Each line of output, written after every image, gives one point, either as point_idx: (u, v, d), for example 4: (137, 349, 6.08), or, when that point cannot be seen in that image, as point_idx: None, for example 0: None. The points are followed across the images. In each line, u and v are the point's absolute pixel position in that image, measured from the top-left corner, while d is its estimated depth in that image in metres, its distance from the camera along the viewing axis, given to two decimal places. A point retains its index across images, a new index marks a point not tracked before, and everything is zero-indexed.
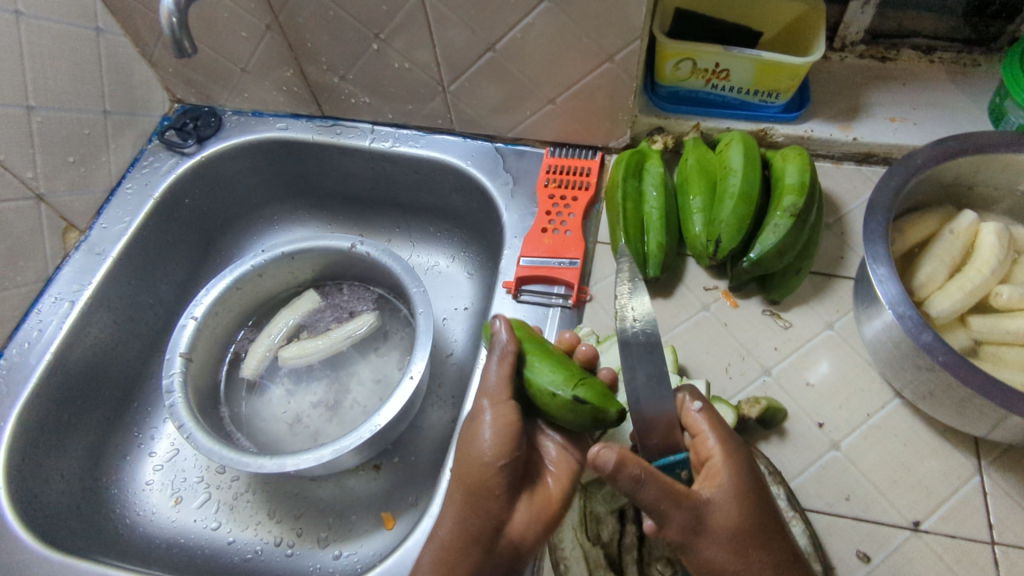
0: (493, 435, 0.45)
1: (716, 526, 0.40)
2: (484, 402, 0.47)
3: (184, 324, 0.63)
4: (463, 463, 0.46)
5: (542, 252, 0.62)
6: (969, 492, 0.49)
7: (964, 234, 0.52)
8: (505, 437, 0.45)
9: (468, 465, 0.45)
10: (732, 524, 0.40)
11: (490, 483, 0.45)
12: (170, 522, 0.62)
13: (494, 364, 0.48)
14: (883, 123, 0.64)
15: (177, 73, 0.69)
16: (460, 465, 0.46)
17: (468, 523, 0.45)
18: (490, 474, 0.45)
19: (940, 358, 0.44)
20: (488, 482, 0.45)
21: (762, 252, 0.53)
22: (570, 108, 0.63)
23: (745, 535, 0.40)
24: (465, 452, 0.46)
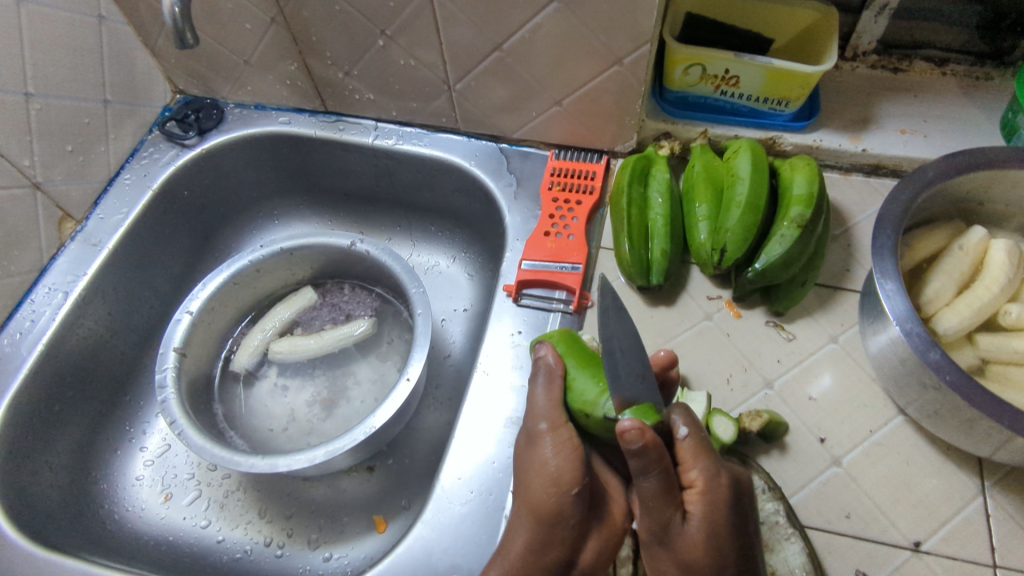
0: (559, 461, 0.44)
1: (688, 547, 0.41)
2: (544, 427, 0.45)
3: (180, 318, 0.62)
4: (529, 492, 0.44)
5: (544, 255, 0.61)
6: (972, 514, 0.48)
7: (973, 251, 0.51)
8: (570, 463, 0.43)
9: (537, 494, 0.43)
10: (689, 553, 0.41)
11: (565, 513, 0.43)
12: (159, 518, 0.61)
13: (542, 387, 0.47)
14: (894, 135, 0.63)
15: (179, 63, 0.68)
16: (527, 495, 0.44)
17: (541, 556, 0.43)
18: (562, 502, 0.43)
19: (947, 377, 0.43)
20: (563, 512, 0.43)
21: (768, 263, 0.53)
22: (576, 111, 0.62)
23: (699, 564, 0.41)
24: (531, 480, 0.44)
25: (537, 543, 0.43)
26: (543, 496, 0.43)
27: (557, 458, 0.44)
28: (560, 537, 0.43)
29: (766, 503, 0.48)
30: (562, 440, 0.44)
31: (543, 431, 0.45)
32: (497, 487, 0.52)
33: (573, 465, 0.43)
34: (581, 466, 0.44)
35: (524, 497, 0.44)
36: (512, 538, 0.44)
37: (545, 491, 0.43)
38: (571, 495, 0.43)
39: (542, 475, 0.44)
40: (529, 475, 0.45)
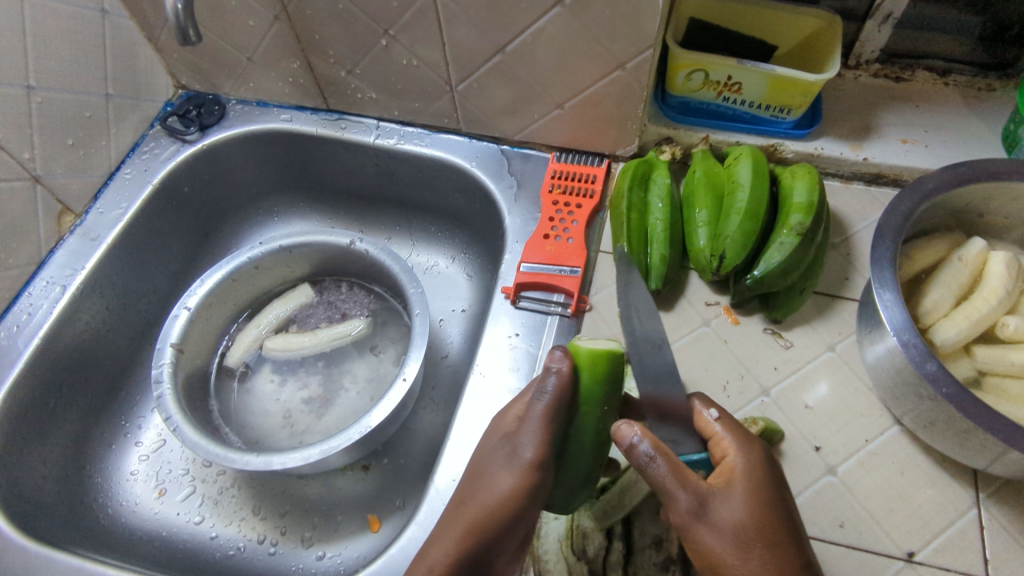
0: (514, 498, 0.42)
1: (760, 497, 0.41)
2: (528, 459, 0.43)
3: (177, 314, 0.62)
4: (480, 509, 0.43)
5: (543, 258, 0.61)
6: (966, 525, 0.48)
7: (972, 262, 0.51)
8: (523, 507, 0.43)
9: (482, 516, 0.42)
10: (761, 506, 0.40)
11: (504, 540, 0.43)
12: (153, 513, 0.61)
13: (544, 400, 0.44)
14: (895, 144, 0.63)
15: (181, 58, 0.68)
16: (477, 515, 0.42)
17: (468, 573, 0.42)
18: (505, 531, 0.42)
19: (943, 389, 0.43)
20: (501, 539, 0.42)
21: (767, 270, 0.53)
22: (578, 114, 0.62)
23: (767, 534, 0.39)
24: (484, 506, 0.42)
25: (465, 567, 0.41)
26: (491, 519, 0.42)
27: (514, 491, 0.43)
28: (489, 561, 0.42)
29: None
30: (530, 481, 0.43)
31: (524, 469, 0.43)
32: None
33: (524, 509, 0.43)
34: (531, 506, 0.43)
35: (466, 514, 0.43)
36: (433, 550, 0.42)
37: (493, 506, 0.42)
38: (513, 528, 0.43)
39: (495, 502, 0.42)
40: (483, 497, 0.43)
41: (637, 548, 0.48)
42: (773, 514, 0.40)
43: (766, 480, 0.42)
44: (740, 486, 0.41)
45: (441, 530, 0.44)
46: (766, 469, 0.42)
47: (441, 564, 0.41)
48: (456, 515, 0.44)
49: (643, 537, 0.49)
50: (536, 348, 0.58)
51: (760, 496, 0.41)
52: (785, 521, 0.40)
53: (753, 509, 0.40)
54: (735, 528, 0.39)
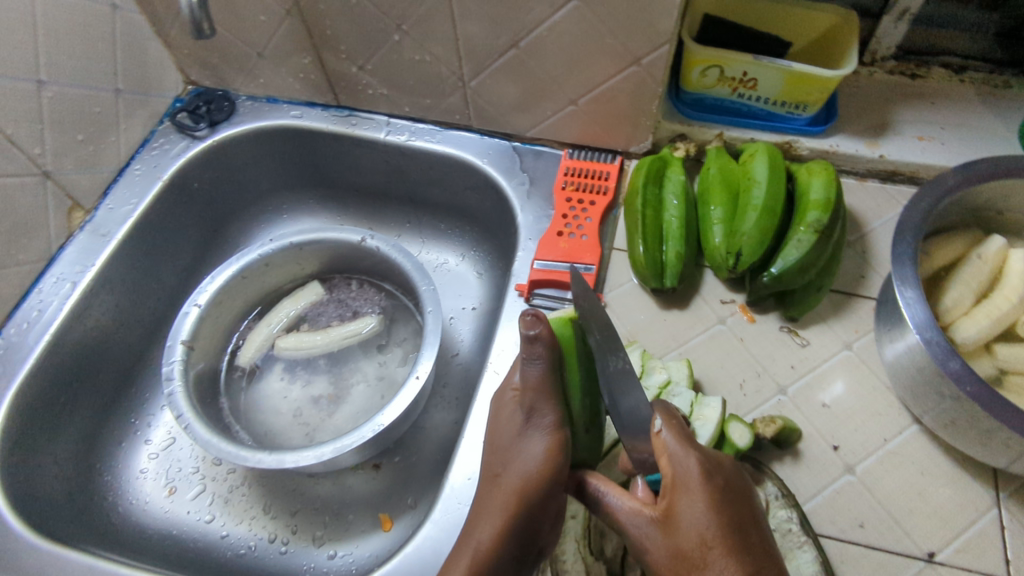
0: (548, 461, 0.44)
1: (686, 520, 0.39)
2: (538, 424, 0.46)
3: (188, 311, 0.61)
4: (518, 482, 0.44)
5: (556, 256, 0.60)
6: (987, 525, 0.48)
7: (992, 260, 0.51)
8: (558, 468, 0.44)
9: (521, 489, 0.43)
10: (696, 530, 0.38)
11: (546, 510, 0.44)
12: (163, 511, 0.61)
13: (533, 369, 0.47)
14: (911, 141, 0.63)
15: (190, 54, 0.68)
16: (518, 491, 0.43)
17: (514, 544, 0.42)
18: (546, 498, 0.44)
19: (968, 387, 0.42)
20: (543, 508, 0.43)
21: (784, 268, 0.52)
22: (592, 111, 0.62)
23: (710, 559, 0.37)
24: (524, 480, 0.43)
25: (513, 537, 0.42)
26: (532, 490, 0.43)
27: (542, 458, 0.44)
28: (534, 531, 0.43)
29: (778, 511, 0.47)
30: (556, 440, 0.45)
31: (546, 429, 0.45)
32: None
33: (559, 468, 0.44)
34: (562, 468, 0.45)
35: (508, 490, 0.44)
36: (479, 529, 0.43)
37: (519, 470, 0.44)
38: (552, 496, 0.44)
39: (531, 473, 0.44)
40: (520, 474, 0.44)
41: None
42: (706, 533, 0.38)
43: (705, 498, 0.39)
44: (679, 511, 0.39)
45: (483, 513, 0.44)
46: (707, 483, 0.39)
47: (488, 540, 0.42)
48: (495, 495, 0.44)
49: None
50: None
51: (686, 518, 0.39)
52: (730, 536, 0.38)
53: (691, 532, 0.38)
54: (675, 555, 0.39)
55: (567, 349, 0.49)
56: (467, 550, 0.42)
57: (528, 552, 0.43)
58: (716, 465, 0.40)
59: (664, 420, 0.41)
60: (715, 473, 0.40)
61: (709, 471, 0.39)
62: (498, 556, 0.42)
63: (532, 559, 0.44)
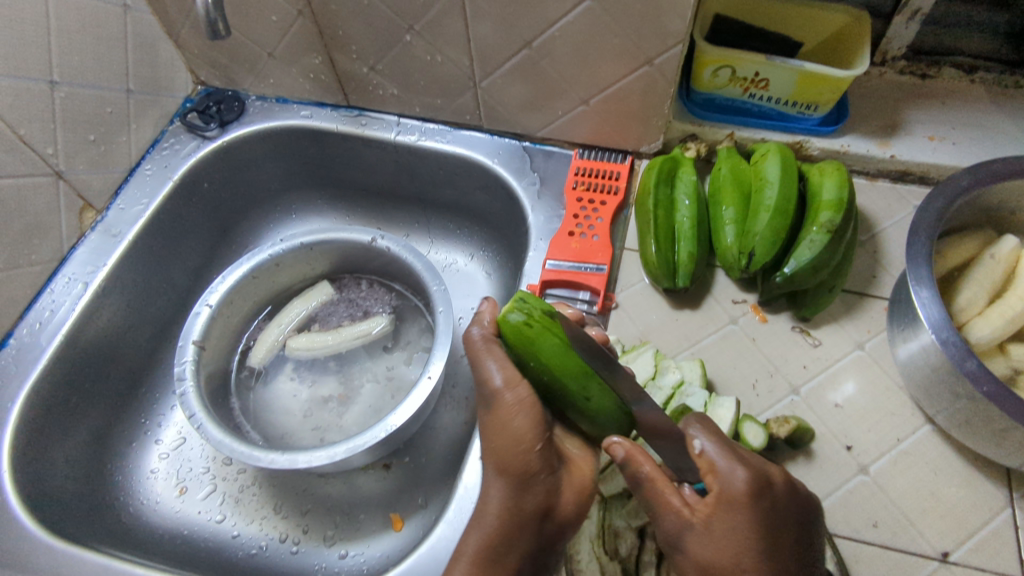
0: (513, 421, 0.42)
1: (728, 536, 0.37)
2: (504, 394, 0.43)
3: (199, 311, 0.61)
4: (497, 453, 0.43)
5: (567, 256, 0.60)
6: (1001, 525, 0.48)
7: (1005, 260, 0.51)
8: (525, 424, 0.42)
9: (501, 457, 0.43)
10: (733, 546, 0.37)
11: (536, 471, 0.42)
12: (174, 511, 0.61)
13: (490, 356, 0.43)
14: (922, 141, 0.63)
15: (201, 54, 0.68)
16: (502, 456, 0.43)
17: (515, 516, 0.42)
18: (530, 459, 0.42)
19: (984, 388, 0.42)
20: (532, 469, 0.42)
21: (797, 268, 0.52)
22: (603, 111, 0.62)
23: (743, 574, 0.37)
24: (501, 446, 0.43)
25: (512, 510, 0.42)
26: (512, 455, 0.42)
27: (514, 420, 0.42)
28: (530, 495, 0.42)
29: None
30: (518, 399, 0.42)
31: (506, 399, 0.42)
32: None
33: (526, 424, 0.42)
34: (532, 422, 0.42)
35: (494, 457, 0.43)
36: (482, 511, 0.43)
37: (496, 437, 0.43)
38: (537, 456, 0.42)
39: (503, 439, 0.42)
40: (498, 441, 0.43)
41: None
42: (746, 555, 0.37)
43: (750, 519, 0.37)
44: (719, 526, 0.38)
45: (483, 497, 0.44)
46: (754, 504, 0.38)
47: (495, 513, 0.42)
48: (490, 471, 0.44)
49: None
50: None
51: (727, 534, 0.37)
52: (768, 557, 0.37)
53: (730, 549, 0.37)
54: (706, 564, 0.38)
55: (528, 342, 0.41)
56: (473, 533, 0.43)
57: (538, 520, 0.42)
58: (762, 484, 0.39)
59: (707, 439, 0.40)
60: (762, 494, 0.38)
61: (757, 492, 0.38)
62: (504, 528, 0.42)
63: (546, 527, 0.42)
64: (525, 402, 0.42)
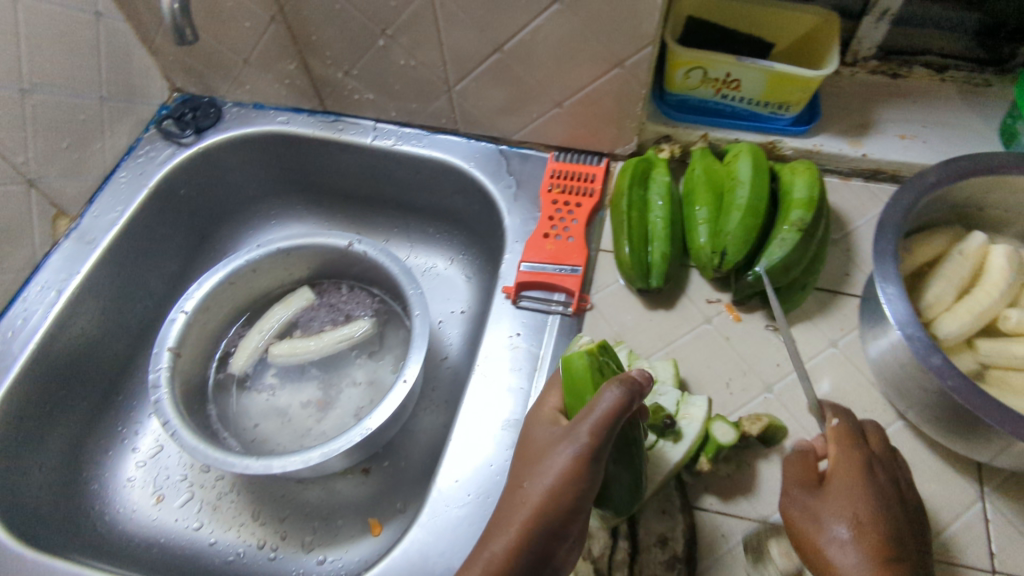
0: (574, 483, 0.39)
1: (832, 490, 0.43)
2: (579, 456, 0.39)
3: (175, 317, 0.61)
4: (539, 498, 0.39)
5: (543, 258, 0.60)
6: (972, 519, 0.48)
7: (973, 256, 0.51)
8: (579, 488, 0.39)
9: (543, 504, 0.39)
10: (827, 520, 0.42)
11: (564, 527, 0.39)
12: (151, 520, 0.60)
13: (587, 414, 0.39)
14: (893, 140, 0.63)
15: (176, 60, 0.67)
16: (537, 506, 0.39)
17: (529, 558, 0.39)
18: (565, 516, 0.39)
19: (948, 381, 0.43)
20: (562, 526, 0.39)
21: (769, 266, 0.53)
22: (577, 113, 0.62)
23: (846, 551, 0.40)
24: (546, 498, 0.39)
25: (524, 553, 0.39)
26: (550, 505, 0.39)
27: (570, 478, 0.39)
28: (544, 556, 0.39)
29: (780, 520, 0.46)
30: (587, 461, 0.39)
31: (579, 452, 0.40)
32: (495, 491, 0.50)
33: (585, 489, 0.39)
34: (585, 498, 0.39)
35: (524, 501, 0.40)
36: (493, 538, 0.40)
37: (544, 483, 0.39)
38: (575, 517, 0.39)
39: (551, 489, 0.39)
40: (544, 492, 0.39)
41: (644, 546, 0.47)
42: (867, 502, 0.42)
43: (858, 487, 0.42)
44: (837, 496, 0.42)
45: (500, 520, 0.40)
46: (862, 477, 0.43)
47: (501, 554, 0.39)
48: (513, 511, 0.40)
49: (649, 535, 0.47)
50: (537, 348, 0.57)
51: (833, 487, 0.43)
52: (898, 538, 0.40)
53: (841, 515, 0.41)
54: (844, 545, 0.40)
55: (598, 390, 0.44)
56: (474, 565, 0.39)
57: (547, 565, 0.40)
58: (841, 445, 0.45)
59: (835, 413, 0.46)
60: (872, 471, 0.43)
61: (868, 467, 0.43)
62: (511, 568, 0.39)
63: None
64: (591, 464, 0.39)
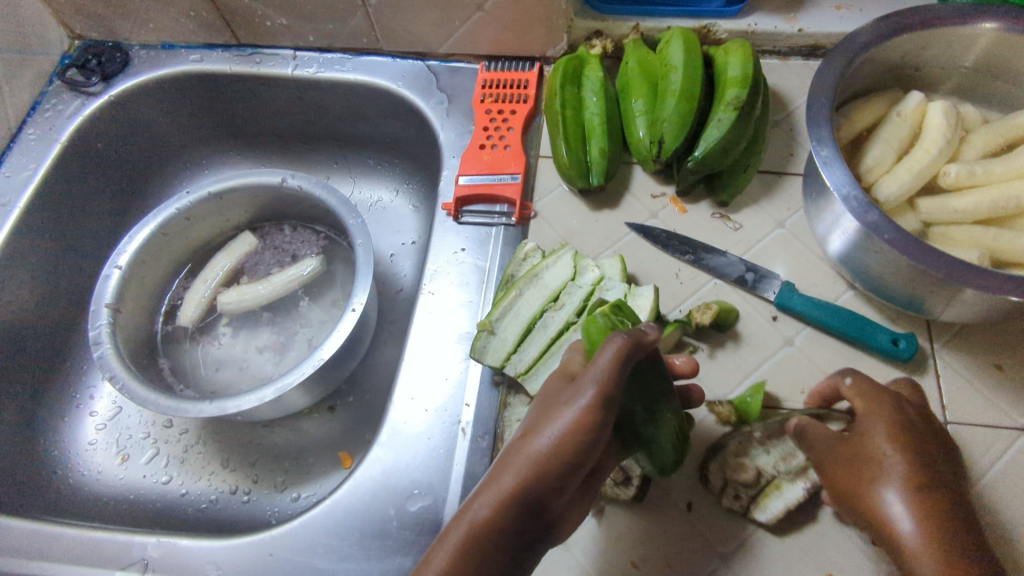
0: (577, 438, 0.35)
1: (869, 436, 0.40)
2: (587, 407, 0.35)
3: (109, 274, 0.59)
4: (539, 450, 0.35)
5: (481, 169, 0.58)
6: (924, 375, 0.49)
7: (911, 116, 0.50)
8: (587, 446, 0.35)
9: (540, 459, 0.35)
10: (869, 458, 0.40)
11: (559, 485, 0.36)
12: (118, 479, 0.60)
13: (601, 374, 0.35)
14: (828, 12, 0.61)
15: (68, 2, 0.63)
16: (537, 459, 0.35)
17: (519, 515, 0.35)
18: (564, 474, 0.35)
19: (885, 236, 0.43)
20: (559, 482, 0.36)
21: (707, 149, 0.51)
22: (500, 16, 0.59)
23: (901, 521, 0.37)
24: (550, 452, 0.35)
25: (517, 508, 0.35)
26: (549, 455, 0.35)
27: (575, 437, 0.35)
28: (537, 513, 0.36)
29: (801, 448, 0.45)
30: (596, 415, 0.35)
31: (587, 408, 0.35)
32: (453, 405, 0.50)
33: (589, 445, 0.35)
34: (591, 455, 0.36)
35: (525, 455, 0.36)
36: (486, 489, 0.36)
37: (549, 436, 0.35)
38: (575, 473, 0.36)
39: (557, 442, 0.35)
40: (549, 446, 0.35)
41: None
42: (914, 447, 0.39)
43: (897, 436, 0.39)
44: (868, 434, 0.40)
45: (496, 470, 0.37)
46: (893, 415, 0.40)
47: (492, 505, 0.35)
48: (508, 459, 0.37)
49: None
50: (483, 260, 0.56)
51: (870, 435, 0.40)
52: (935, 479, 0.38)
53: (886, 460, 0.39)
54: (896, 490, 0.38)
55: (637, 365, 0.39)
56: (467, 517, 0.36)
57: (538, 524, 0.36)
58: (864, 395, 0.42)
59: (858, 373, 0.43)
60: (901, 410, 0.41)
61: (899, 407, 0.41)
62: (501, 522, 0.35)
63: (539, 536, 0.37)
64: (599, 424, 0.35)
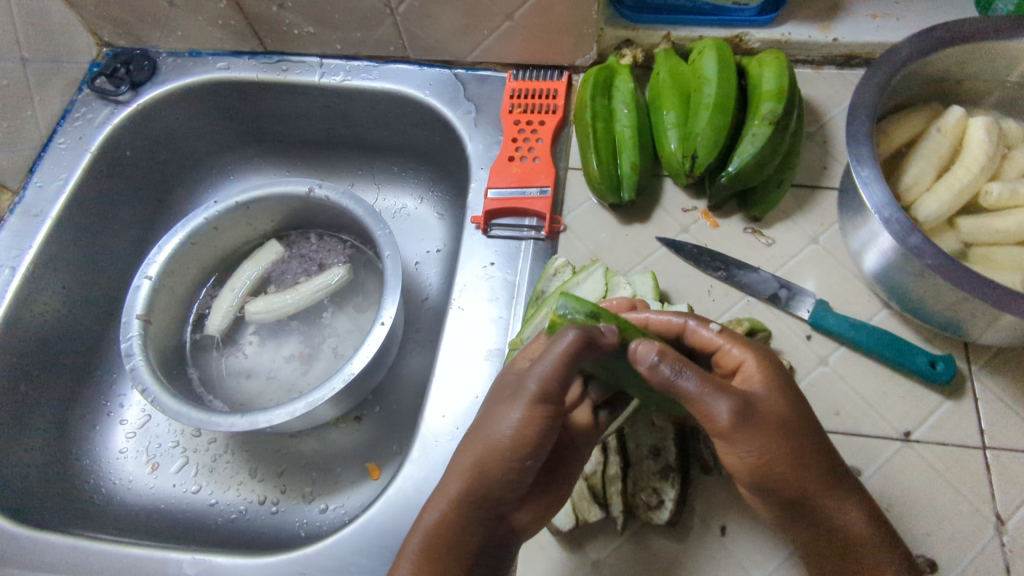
0: (523, 433, 0.37)
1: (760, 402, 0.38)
2: (532, 392, 0.37)
3: (139, 284, 0.59)
4: (485, 445, 0.38)
5: (509, 182, 0.58)
6: (961, 398, 0.48)
7: (951, 132, 0.49)
8: (534, 437, 0.38)
9: (488, 453, 0.38)
10: (769, 426, 0.37)
11: (512, 479, 0.38)
12: (149, 488, 0.60)
13: (545, 365, 0.37)
14: (865, 21, 0.60)
15: (96, 10, 0.62)
16: (484, 456, 0.38)
17: (473, 514, 0.38)
18: (513, 468, 0.38)
19: (928, 261, 0.42)
20: (510, 477, 0.38)
21: (742, 165, 0.50)
22: (530, 26, 0.58)
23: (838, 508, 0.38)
24: (496, 447, 0.38)
25: (469, 506, 0.38)
26: (497, 450, 0.38)
27: (521, 430, 0.37)
28: (492, 508, 0.39)
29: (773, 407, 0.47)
30: (540, 408, 0.38)
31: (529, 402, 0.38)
32: None
33: (533, 437, 0.38)
34: (538, 448, 0.38)
35: (477, 453, 0.39)
36: (443, 487, 0.39)
37: (496, 434, 0.38)
38: (529, 466, 0.38)
39: (502, 436, 0.38)
40: (499, 442, 0.38)
41: (635, 459, 0.46)
42: (793, 402, 0.39)
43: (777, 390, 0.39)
44: (763, 407, 0.38)
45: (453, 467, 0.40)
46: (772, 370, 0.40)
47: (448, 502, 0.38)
48: (461, 456, 0.40)
49: (638, 448, 0.46)
50: (513, 275, 0.55)
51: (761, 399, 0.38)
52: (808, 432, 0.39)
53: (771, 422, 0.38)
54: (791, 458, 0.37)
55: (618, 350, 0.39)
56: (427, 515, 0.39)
57: (496, 519, 0.39)
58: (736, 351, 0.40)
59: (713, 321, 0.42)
60: (769, 359, 0.41)
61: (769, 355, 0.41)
62: (457, 518, 0.38)
63: (500, 531, 0.40)
64: (541, 418, 0.38)
